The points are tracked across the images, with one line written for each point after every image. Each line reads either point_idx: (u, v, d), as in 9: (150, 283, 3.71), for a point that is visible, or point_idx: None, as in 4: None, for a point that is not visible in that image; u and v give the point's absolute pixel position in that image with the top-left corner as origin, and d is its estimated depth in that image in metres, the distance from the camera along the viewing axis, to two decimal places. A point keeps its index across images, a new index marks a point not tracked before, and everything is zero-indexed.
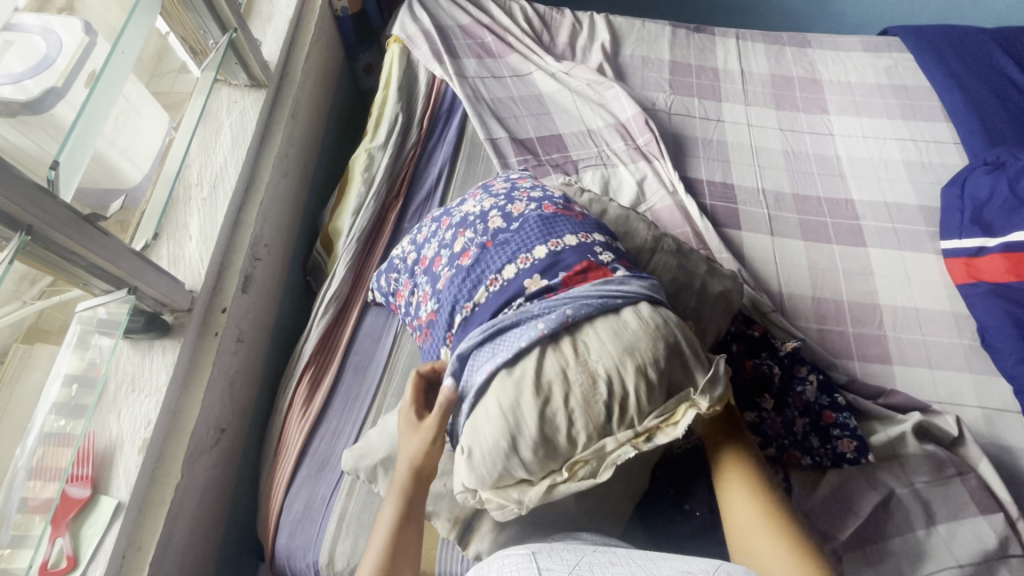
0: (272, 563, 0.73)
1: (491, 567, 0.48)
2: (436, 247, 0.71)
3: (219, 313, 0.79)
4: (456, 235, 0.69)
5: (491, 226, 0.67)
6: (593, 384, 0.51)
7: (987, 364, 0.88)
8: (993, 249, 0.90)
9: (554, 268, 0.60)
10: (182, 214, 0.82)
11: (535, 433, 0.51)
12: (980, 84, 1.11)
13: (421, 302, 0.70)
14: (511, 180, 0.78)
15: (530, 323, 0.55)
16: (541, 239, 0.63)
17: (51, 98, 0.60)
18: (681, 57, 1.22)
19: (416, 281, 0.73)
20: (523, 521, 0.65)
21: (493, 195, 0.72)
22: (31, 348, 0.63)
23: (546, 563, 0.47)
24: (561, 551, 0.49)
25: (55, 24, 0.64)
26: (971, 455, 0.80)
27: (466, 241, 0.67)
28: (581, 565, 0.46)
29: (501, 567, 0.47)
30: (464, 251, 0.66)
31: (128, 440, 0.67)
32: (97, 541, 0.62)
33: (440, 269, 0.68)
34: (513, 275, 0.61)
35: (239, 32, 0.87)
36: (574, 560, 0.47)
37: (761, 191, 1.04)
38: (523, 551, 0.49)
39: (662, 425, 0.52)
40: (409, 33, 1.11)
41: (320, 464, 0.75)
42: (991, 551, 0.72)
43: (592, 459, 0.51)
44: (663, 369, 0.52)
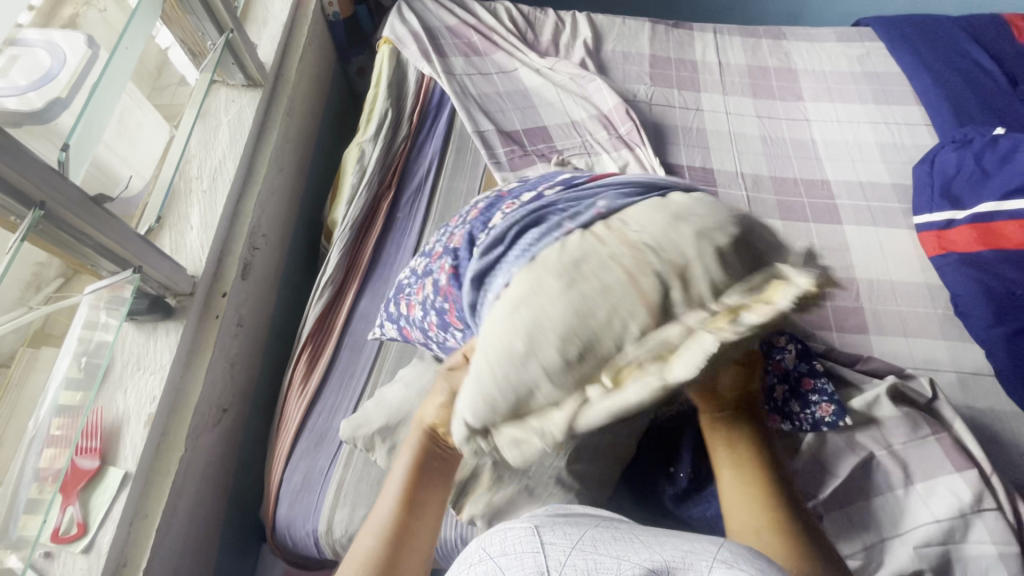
0: (274, 534, 0.76)
1: (492, 540, 0.44)
2: (442, 227, 0.68)
3: (219, 297, 0.82)
4: (465, 210, 0.67)
5: (499, 190, 0.66)
6: (643, 248, 0.43)
7: (960, 331, 0.91)
8: (961, 221, 0.94)
9: (567, 183, 0.57)
10: (183, 205, 0.86)
11: (562, 323, 0.41)
12: (947, 67, 1.15)
13: (441, 272, 0.60)
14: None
15: (557, 217, 0.50)
16: (552, 178, 0.62)
17: (54, 110, 0.63)
18: (661, 51, 1.27)
19: (425, 272, 0.65)
20: (513, 481, 0.68)
21: (493, 178, 0.75)
22: (38, 351, 0.64)
23: (550, 537, 0.43)
24: (564, 524, 0.45)
25: (57, 39, 0.67)
26: (946, 415, 0.82)
27: (476, 204, 0.67)
28: (586, 541, 0.42)
29: (502, 541, 0.43)
30: (474, 211, 0.64)
31: (134, 415, 0.70)
32: (105, 510, 0.65)
33: (453, 236, 0.64)
34: (530, 197, 0.57)
35: (236, 33, 0.92)
36: (578, 534, 0.44)
37: (740, 175, 1.08)
38: (525, 524, 0.45)
39: (750, 304, 0.44)
40: (398, 34, 1.16)
41: (318, 439, 0.78)
42: (967, 506, 0.74)
43: (653, 359, 0.40)
44: (731, 238, 0.45)
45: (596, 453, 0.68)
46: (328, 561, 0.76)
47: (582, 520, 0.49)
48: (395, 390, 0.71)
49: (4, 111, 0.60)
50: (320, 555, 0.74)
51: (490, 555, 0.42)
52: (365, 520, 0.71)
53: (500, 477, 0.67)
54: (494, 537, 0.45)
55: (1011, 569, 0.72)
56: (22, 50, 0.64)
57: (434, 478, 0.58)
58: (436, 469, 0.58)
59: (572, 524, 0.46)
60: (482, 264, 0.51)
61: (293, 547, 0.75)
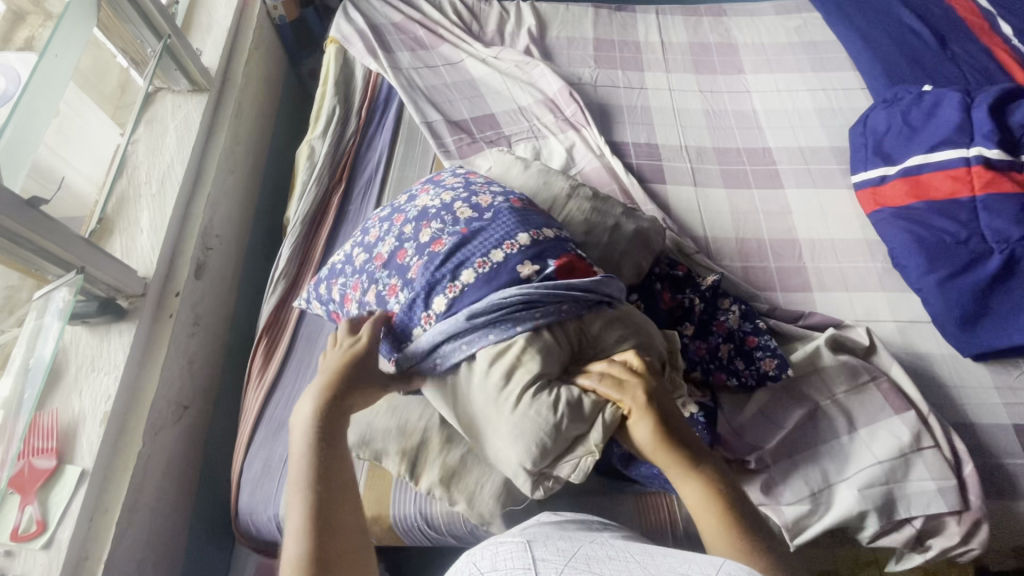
0: (238, 523, 0.78)
1: (481, 555, 0.43)
2: (394, 239, 0.70)
3: (172, 296, 0.84)
4: (419, 228, 0.69)
5: (459, 217, 0.68)
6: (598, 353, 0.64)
7: (899, 283, 0.94)
8: (893, 176, 0.97)
9: (543, 255, 0.64)
10: (132, 210, 0.87)
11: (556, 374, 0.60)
12: (879, 30, 1.18)
13: (387, 295, 0.67)
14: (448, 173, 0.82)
15: (534, 309, 0.61)
16: (520, 228, 0.66)
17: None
18: (605, 34, 1.30)
19: (370, 275, 0.69)
20: (465, 449, 0.69)
21: (449, 188, 0.73)
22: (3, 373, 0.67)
23: (541, 553, 0.42)
24: (556, 542, 0.45)
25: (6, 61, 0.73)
26: (884, 362, 0.85)
27: (433, 232, 0.67)
28: (578, 556, 0.42)
29: (493, 556, 0.42)
30: (434, 240, 0.67)
31: (90, 415, 0.72)
32: (63, 507, 0.66)
33: (406, 260, 0.67)
34: (501, 260, 0.64)
35: (174, 38, 0.94)
36: (571, 551, 0.43)
37: (684, 148, 1.11)
38: (516, 540, 0.45)
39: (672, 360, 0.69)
40: (344, 33, 1.18)
41: (276, 427, 0.81)
42: (907, 446, 0.77)
43: None
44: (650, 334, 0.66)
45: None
46: None
47: (575, 536, 0.48)
48: None
49: None
50: (284, 540, 0.75)
51: (481, 571, 0.41)
52: None
53: (453, 444, 0.69)
54: (484, 554, 0.44)
55: (950, 502, 0.74)
56: None
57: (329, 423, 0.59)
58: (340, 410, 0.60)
59: (564, 542, 0.45)
60: (455, 328, 0.61)
61: (256, 533, 0.77)
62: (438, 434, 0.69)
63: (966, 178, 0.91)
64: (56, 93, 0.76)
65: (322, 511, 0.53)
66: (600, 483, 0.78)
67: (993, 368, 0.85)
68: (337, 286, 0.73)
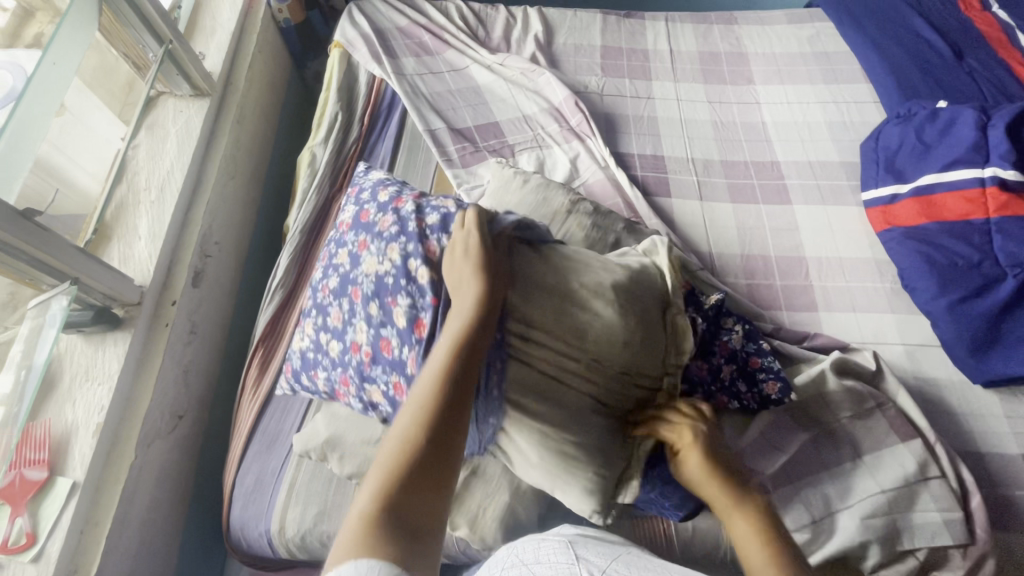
0: (230, 536, 0.77)
1: (526, 548, 0.50)
2: (367, 330, 0.62)
3: (169, 305, 0.83)
4: (387, 308, 0.61)
5: (425, 285, 0.60)
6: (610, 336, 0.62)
7: (908, 304, 0.92)
8: (905, 195, 0.95)
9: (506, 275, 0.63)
10: (131, 216, 0.87)
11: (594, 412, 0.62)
12: (894, 42, 1.16)
13: (396, 393, 0.61)
14: (370, 196, 0.70)
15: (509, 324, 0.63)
16: None
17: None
18: (612, 41, 1.28)
19: (360, 373, 0.63)
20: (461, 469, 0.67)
21: (388, 242, 0.64)
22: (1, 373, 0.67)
23: (582, 551, 0.49)
24: (595, 544, 0.52)
25: (22, 60, 0.74)
26: (890, 387, 0.83)
27: (407, 314, 0.60)
28: (618, 560, 0.49)
29: (536, 550, 0.50)
30: (415, 323, 0.59)
31: (83, 426, 0.71)
32: (54, 519, 0.66)
33: (395, 353, 0.60)
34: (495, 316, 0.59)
35: (176, 43, 0.93)
36: (612, 554, 0.50)
37: (690, 160, 1.09)
38: (559, 538, 0.52)
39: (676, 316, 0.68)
40: (348, 37, 1.17)
41: (269, 441, 0.80)
42: (912, 476, 0.75)
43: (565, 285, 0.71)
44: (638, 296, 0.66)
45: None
46: (283, 560, 0.76)
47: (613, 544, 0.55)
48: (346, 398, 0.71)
49: None
50: (275, 555, 0.75)
51: (525, 562, 0.48)
52: (316, 518, 0.71)
53: None
54: (531, 546, 0.51)
55: (955, 535, 0.72)
56: None
57: (471, 358, 0.53)
58: (476, 344, 0.54)
59: (603, 545, 0.52)
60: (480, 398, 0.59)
61: (248, 548, 0.76)
62: None
63: (981, 199, 0.88)
64: (56, 97, 0.76)
65: (428, 425, 0.48)
66: None
67: (1003, 396, 0.83)
68: (324, 384, 0.68)
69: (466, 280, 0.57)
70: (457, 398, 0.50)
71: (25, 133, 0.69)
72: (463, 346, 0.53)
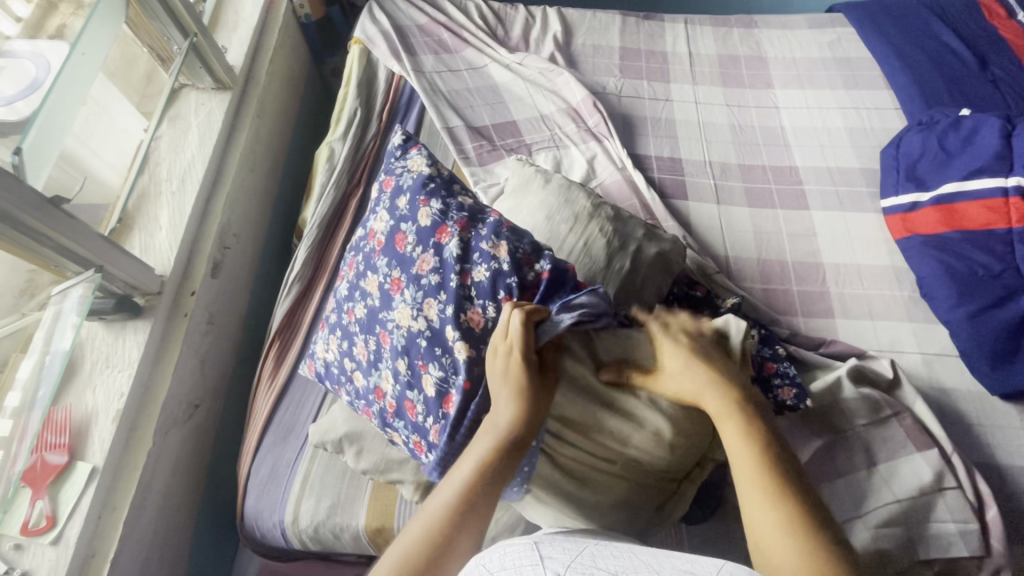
0: (243, 526, 0.78)
1: (491, 556, 0.46)
2: (392, 381, 0.64)
3: (188, 295, 0.84)
4: (416, 370, 0.62)
5: (456, 359, 0.61)
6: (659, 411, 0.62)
7: (926, 313, 0.91)
8: (926, 203, 0.94)
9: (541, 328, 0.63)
10: (152, 207, 0.88)
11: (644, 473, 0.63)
12: (917, 49, 1.15)
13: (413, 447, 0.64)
14: (411, 215, 0.69)
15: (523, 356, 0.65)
16: None
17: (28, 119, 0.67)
18: (631, 43, 1.28)
19: (382, 416, 0.66)
20: None
21: (427, 295, 0.64)
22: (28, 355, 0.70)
23: (547, 551, 0.45)
24: (563, 542, 0.47)
25: (44, 50, 0.74)
26: (907, 396, 0.83)
27: (436, 383, 0.61)
28: (584, 554, 0.44)
29: (501, 557, 0.45)
30: (442, 396, 0.61)
31: (103, 412, 0.72)
32: (73, 503, 0.67)
33: (419, 418, 0.63)
34: None
35: (200, 36, 0.94)
36: (577, 549, 0.45)
37: (708, 163, 1.09)
38: (524, 541, 0.47)
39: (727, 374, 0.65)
40: (368, 34, 1.18)
41: (284, 433, 0.80)
42: (927, 486, 0.74)
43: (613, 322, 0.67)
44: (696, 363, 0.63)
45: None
46: (296, 551, 0.77)
47: (584, 539, 0.50)
48: None
49: None
50: (288, 546, 0.75)
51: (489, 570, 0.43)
52: (330, 511, 0.72)
53: None
54: (494, 553, 0.46)
55: (971, 547, 0.72)
56: (12, 63, 0.71)
57: (495, 482, 0.55)
58: (503, 470, 0.55)
59: (572, 542, 0.48)
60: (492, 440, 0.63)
61: (261, 538, 0.77)
62: None
63: (1003, 209, 0.88)
64: (83, 88, 0.77)
65: (440, 544, 0.52)
66: None
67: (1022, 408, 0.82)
68: (346, 403, 0.72)
69: (506, 387, 0.57)
70: (473, 523, 0.54)
71: (55, 122, 0.71)
72: (492, 467, 0.55)
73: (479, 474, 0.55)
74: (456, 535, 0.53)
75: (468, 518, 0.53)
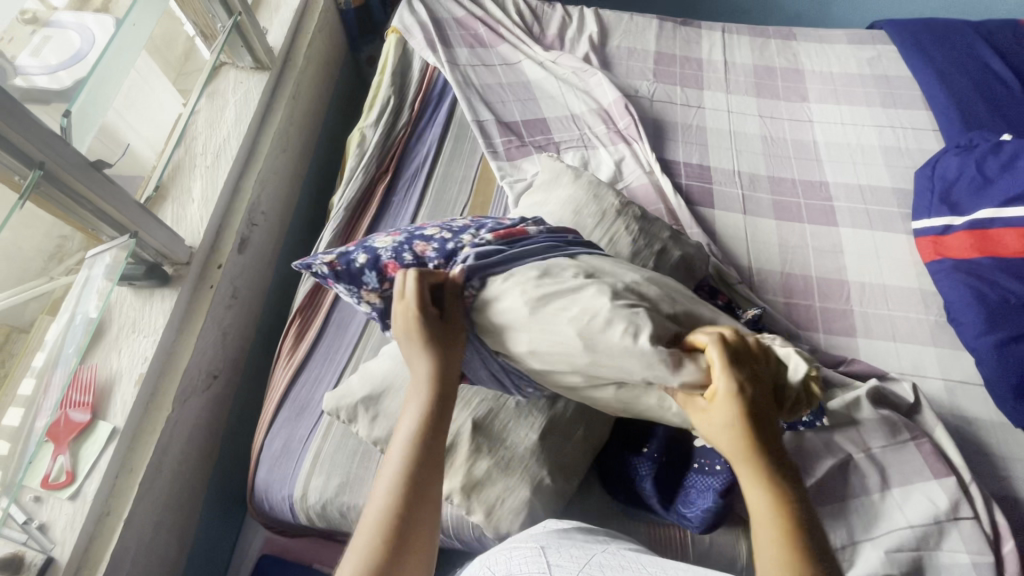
0: (252, 498, 0.79)
1: (495, 559, 0.45)
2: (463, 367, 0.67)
3: (215, 268, 0.86)
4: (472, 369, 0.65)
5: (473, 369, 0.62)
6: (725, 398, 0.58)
7: (951, 339, 0.90)
8: (959, 227, 0.93)
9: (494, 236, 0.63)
10: (186, 179, 0.90)
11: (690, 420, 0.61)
12: (959, 72, 1.13)
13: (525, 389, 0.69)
14: (388, 315, 0.62)
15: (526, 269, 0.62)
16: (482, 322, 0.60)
17: (76, 88, 0.70)
18: (666, 48, 1.27)
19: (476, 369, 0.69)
20: (493, 456, 0.66)
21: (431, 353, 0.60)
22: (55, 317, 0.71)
23: (555, 559, 0.44)
24: (570, 548, 0.47)
25: (89, 23, 0.75)
26: (927, 421, 0.81)
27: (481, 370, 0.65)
28: (592, 564, 0.44)
29: (508, 561, 0.44)
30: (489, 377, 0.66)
31: (126, 374, 0.74)
32: (92, 461, 0.68)
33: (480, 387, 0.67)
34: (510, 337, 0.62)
35: (243, 15, 0.95)
36: (585, 557, 0.45)
37: (737, 173, 1.08)
38: (530, 545, 0.47)
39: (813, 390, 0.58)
40: (405, 24, 1.18)
41: (299, 410, 0.82)
42: (942, 514, 0.72)
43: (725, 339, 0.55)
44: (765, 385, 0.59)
45: (566, 430, 0.69)
46: (302, 526, 0.78)
47: (586, 545, 0.49)
48: (382, 365, 0.72)
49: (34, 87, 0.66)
50: (295, 520, 0.77)
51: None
52: (338, 489, 0.73)
53: (485, 446, 0.66)
54: (499, 559, 0.46)
55: None
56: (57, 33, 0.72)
57: (434, 443, 0.52)
58: (436, 426, 0.53)
59: (577, 547, 0.47)
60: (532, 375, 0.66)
61: (269, 510, 0.78)
62: (468, 438, 0.66)
63: None
64: (128, 60, 0.79)
65: (398, 529, 0.46)
66: (617, 507, 0.76)
67: None
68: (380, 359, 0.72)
69: (414, 352, 0.56)
70: (426, 486, 0.49)
71: (105, 89, 0.74)
72: (435, 418, 0.53)
73: (417, 436, 0.52)
74: (416, 507, 0.48)
75: (422, 485, 0.49)
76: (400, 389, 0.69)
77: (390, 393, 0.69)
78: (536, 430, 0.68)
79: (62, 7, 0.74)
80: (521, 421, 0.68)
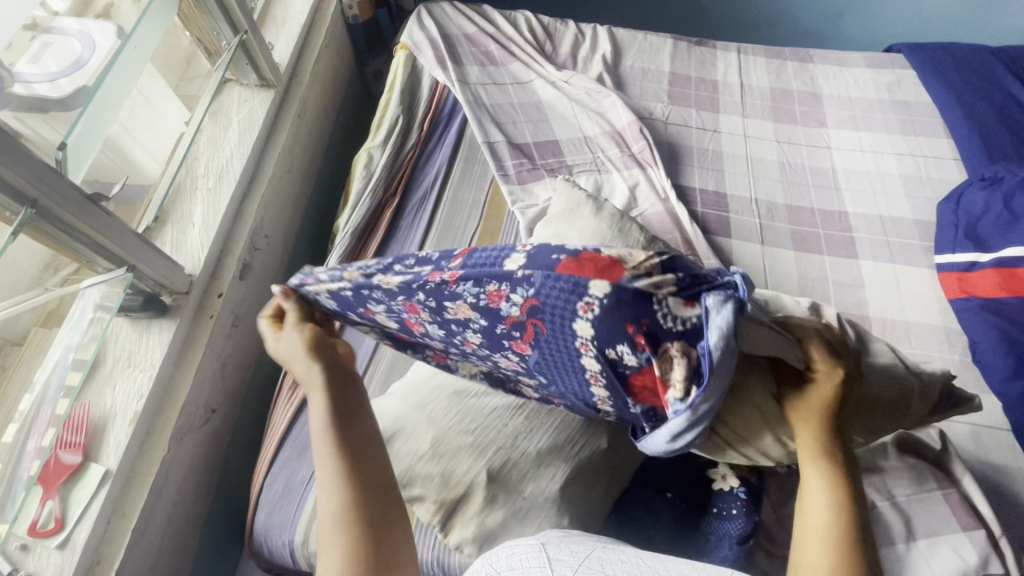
0: (250, 542, 0.75)
1: (498, 555, 0.45)
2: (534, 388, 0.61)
3: (215, 297, 0.82)
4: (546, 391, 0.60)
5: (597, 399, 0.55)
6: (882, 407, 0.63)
7: (977, 380, 0.87)
8: (985, 265, 0.90)
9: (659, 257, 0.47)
10: (187, 203, 0.86)
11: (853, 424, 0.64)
12: (981, 101, 1.10)
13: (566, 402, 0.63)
14: (444, 314, 0.53)
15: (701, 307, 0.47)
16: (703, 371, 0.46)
17: (78, 97, 0.67)
18: (681, 68, 1.24)
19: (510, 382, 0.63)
20: (509, 510, 0.63)
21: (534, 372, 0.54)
22: (49, 332, 0.69)
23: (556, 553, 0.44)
24: (570, 543, 0.46)
25: (91, 29, 0.71)
26: (955, 470, 0.76)
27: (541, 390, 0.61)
28: (592, 558, 0.44)
29: (509, 556, 0.44)
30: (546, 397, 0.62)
31: (120, 413, 0.70)
32: (82, 508, 0.65)
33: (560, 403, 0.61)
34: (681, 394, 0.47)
35: (250, 34, 0.92)
36: (585, 552, 0.45)
37: (754, 201, 1.05)
38: (531, 541, 0.46)
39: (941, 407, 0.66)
40: (415, 40, 1.16)
41: (301, 447, 0.78)
42: None
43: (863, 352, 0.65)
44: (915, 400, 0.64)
45: (589, 478, 0.65)
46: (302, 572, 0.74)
47: (586, 539, 0.49)
48: (393, 406, 0.69)
49: (33, 95, 0.63)
50: (295, 566, 0.73)
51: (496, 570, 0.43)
52: None
53: (500, 498, 0.63)
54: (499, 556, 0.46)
55: None
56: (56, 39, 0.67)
57: (356, 438, 0.53)
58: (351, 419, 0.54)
59: (577, 543, 0.47)
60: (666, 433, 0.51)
61: (268, 555, 0.74)
62: (484, 488, 0.63)
63: None
64: (132, 78, 0.76)
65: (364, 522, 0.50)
66: None
67: None
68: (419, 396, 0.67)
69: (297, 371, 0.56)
70: (369, 476, 0.52)
71: (106, 110, 0.71)
72: (342, 413, 0.54)
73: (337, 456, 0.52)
74: (368, 512, 0.51)
75: (367, 493, 0.51)
76: (411, 432, 0.66)
77: (402, 436, 0.66)
78: (558, 479, 0.64)
79: (63, 11, 0.69)
80: (542, 471, 0.64)
